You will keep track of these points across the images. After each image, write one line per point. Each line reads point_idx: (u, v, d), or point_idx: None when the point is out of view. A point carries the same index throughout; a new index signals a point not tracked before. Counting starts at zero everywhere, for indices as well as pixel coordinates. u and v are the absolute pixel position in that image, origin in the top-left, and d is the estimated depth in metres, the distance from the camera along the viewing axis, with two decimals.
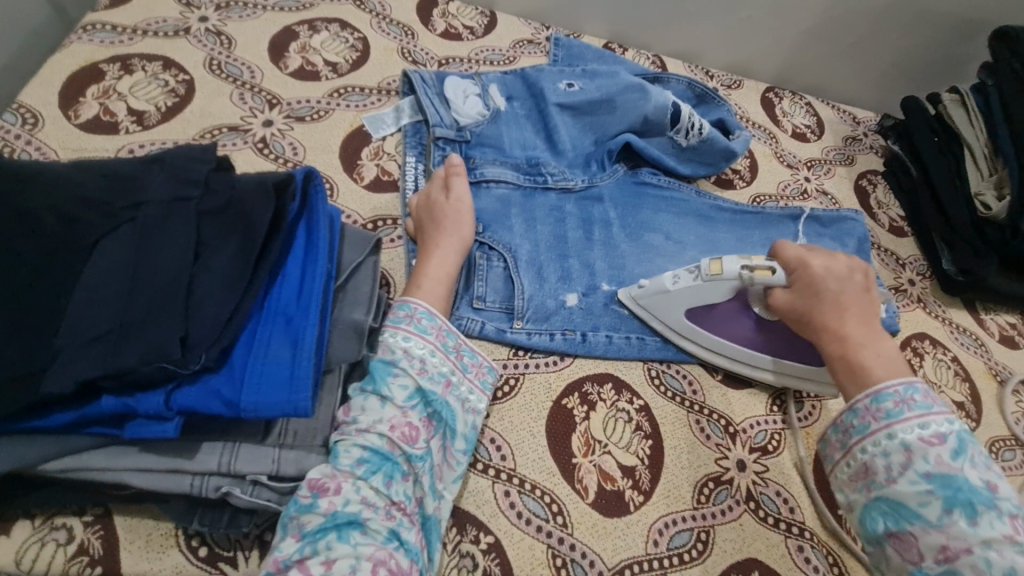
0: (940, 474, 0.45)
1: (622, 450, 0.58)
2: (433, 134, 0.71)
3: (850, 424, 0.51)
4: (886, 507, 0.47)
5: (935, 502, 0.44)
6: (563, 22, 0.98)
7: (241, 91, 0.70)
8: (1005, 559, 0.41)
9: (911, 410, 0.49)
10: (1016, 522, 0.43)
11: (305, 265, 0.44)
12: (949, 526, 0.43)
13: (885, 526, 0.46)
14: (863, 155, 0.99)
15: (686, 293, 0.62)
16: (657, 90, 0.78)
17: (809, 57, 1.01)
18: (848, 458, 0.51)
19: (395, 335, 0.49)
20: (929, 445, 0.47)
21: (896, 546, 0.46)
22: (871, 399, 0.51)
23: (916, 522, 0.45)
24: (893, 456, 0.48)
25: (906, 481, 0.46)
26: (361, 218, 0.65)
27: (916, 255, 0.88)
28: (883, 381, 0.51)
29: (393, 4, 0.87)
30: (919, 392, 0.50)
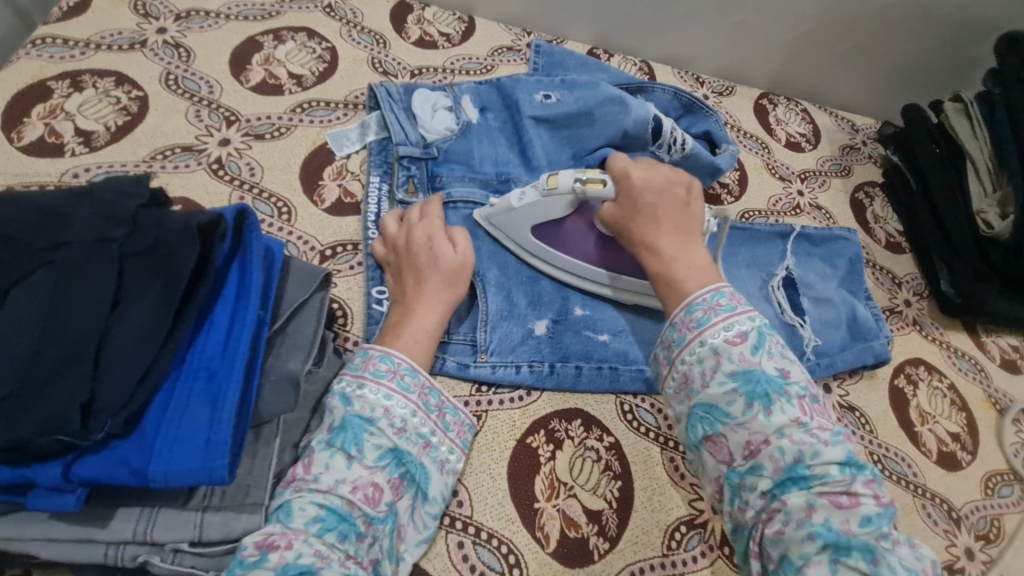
0: (741, 371, 0.47)
1: (588, 493, 0.55)
2: (398, 153, 0.67)
3: (671, 338, 0.52)
4: (704, 412, 0.48)
5: (740, 399, 0.46)
6: (546, 27, 0.93)
7: (197, 108, 0.67)
8: (795, 442, 0.44)
9: (717, 315, 0.50)
10: (803, 404, 0.46)
11: (234, 312, 0.41)
12: (751, 420, 0.46)
13: (703, 430, 0.48)
14: (860, 166, 0.95)
15: (530, 210, 0.62)
16: (639, 103, 0.74)
17: (806, 62, 0.96)
18: (672, 371, 0.51)
19: (377, 392, 0.46)
20: (733, 344, 0.49)
21: (711, 450, 0.48)
22: (684, 310, 0.52)
23: (727, 421, 0.47)
24: (704, 361, 0.49)
25: (716, 383, 0.48)
26: (320, 244, 0.62)
27: (914, 274, 0.84)
28: (695, 293, 0.53)
29: (366, 11, 0.83)
30: (724, 297, 0.52)
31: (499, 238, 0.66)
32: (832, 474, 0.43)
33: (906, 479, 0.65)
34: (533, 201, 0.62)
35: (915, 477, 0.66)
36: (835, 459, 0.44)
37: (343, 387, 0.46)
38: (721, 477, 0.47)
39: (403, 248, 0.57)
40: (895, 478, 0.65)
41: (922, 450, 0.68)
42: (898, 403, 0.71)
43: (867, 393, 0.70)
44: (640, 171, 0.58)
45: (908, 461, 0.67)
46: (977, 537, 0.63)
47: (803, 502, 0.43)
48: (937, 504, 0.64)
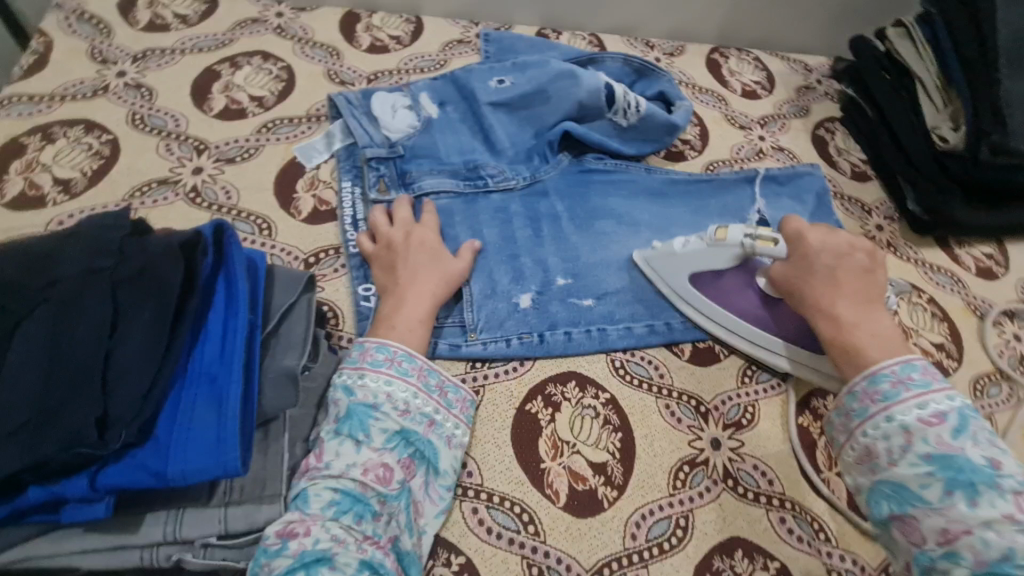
0: (939, 454, 0.45)
1: (592, 448, 0.57)
2: (365, 156, 0.70)
3: (850, 408, 0.51)
4: (889, 489, 0.46)
5: (935, 483, 0.44)
6: (493, 16, 0.95)
7: (167, 142, 0.69)
8: (1005, 539, 0.41)
9: (906, 390, 0.49)
10: (1018, 500, 0.42)
11: (226, 321, 0.44)
12: (948, 508, 0.43)
13: (888, 507, 0.46)
14: (818, 104, 0.97)
15: (690, 256, 0.65)
16: (589, 73, 0.76)
17: (749, 10, 0.98)
18: (851, 441, 0.50)
19: (376, 379, 0.48)
20: (929, 424, 0.47)
21: (901, 529, 0.45)
22: (868, 381, 0.51)
23: (919, 505, 0.44)
24: (893, 439, 0.47)
25: (906, 462, 0.46)
26: (303, 253, 0.64)
27: (883, 199, 0.86)
28: (882, 362, 0.51)
29: (315, 26, 0.86)
30: (916, 370, 0.50)
31: (654, 279, 0.68)
32: None
33: None
34: (698, 247, 0.65)
35: None
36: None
37: (346, 379, 0.48)
38: (910, 558, 0.45)
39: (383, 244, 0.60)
40: None
41: None
42: None
43: None
44: (819, 235, 0.58)
45: None
46: None
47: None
48: None
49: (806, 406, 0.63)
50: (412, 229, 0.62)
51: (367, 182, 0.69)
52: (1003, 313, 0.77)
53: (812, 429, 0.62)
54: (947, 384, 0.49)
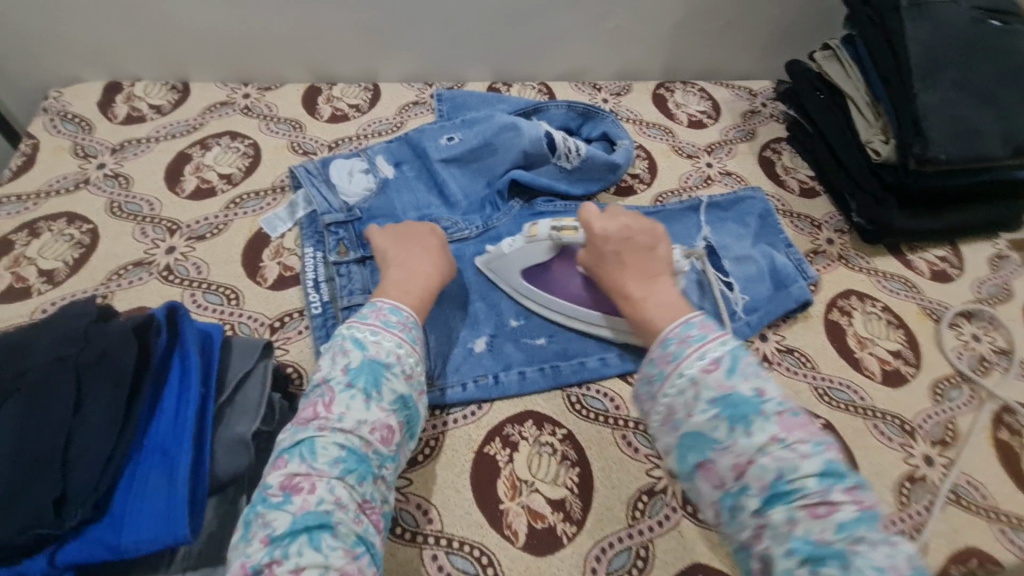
0: (720, 397, 0.48)
1: (550, 485, 0.59)
2: (324, 222, 0.74)
3: (650, 374, 0.53)
4: (691, 441, 0.48)
5: (723, 424, 0.47)
6: (446, 76, 1.02)
7: (142, 226, 0.75)
8: (775, 460, 0.44)
9: (690, 346, 0.52)
10: (782, 420, 0.46)
11: (180, 394, 0.47)
12: (733, 443, 0.46)
13: (693, 459, 0.48)
14: (763, 126, 1.01)
15: (516, 256, 0.69)
16: (531, 123, 0.82)
17: (689, 47, 1.04)
18: (656, 405, 0.51)
19: (389, 342, 0.54)
20: (708, 372, 0.50)
21: (704, 476, 0.47)
22: (660, 346, 0.54)
23: (714, 447, 0.47)
24: (685, 393, 0.49)
25: (698, 411, 0.48)
26: (268, 318, 0.68)
27: (832, 213, 0.89)
28: (667, 328, 0.55)
29: (280, 103, 0.92)
30: (695, 327, 0.54)
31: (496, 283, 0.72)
32: (810, 487, 0.43)
33: (854, 404, 0.69)
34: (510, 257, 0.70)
35: (863, 400, 0.69)
36: (813, 471, 0.44)
37: (360, 335, 0.54)
38: (716, 502, 0.46)
39: None
40: (843, 405, 0.68)
41: (866, 373, 0.71)
42: (835, 334, 0.75)
43: (804, 333, 0.74)
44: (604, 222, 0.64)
45: (855, 387, 0.70)
46: (934, 443, 0.66)
47: (785, 518, 0.43)
48: (888, 421, 0.68)
49: None
50: None
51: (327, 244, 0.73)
52: (959, 314, 0.78)
53: None
54: (720, 331, 0.52)
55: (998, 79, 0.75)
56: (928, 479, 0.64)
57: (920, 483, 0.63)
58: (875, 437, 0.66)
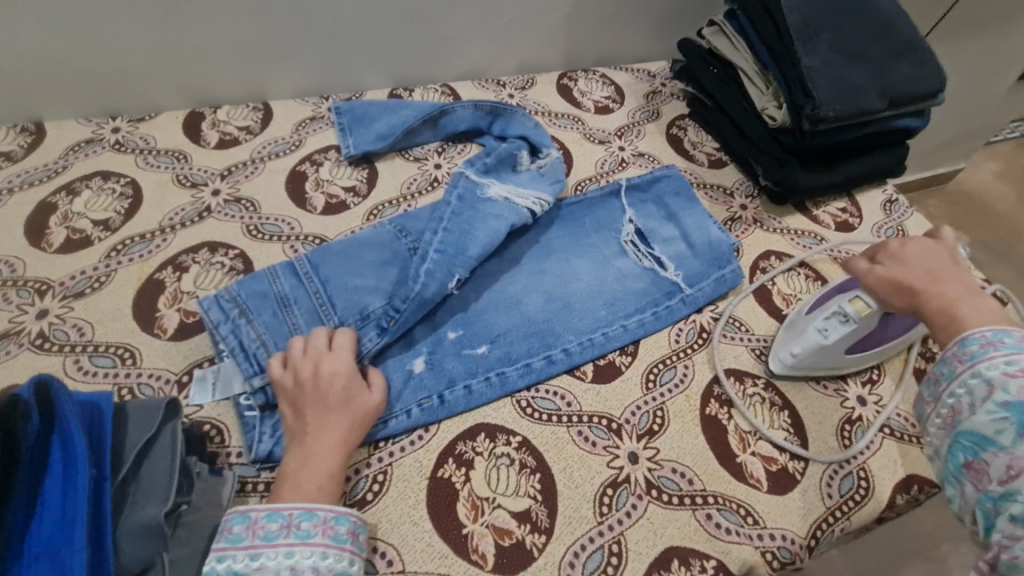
0: (1022, 402, 0.40)
1: (512, 497, 0.56)
2: (243, 304, 0.61)
3: (938, 373, 0.47)
4: (967, 441, 0.43)
5: (1011, 429, 0.40)
6: (343, 87, 0.96)
7: (4, 291, 0.65)
8: None
9: (998, 350, 0.44)
10: None
11: (65, 481, 0.40)
12: (1021, 451, 0.39)
13: (962, 457, 0.43)
14: (667, 104, 1.04)
15: (840, 341, 0.64)
16: (477, 173, 0.76)
17: (585, 35, 1.05)
18: (938, 405, 0.47)
19: (275, 555, 0.44)
20: (1016, 377, 0.42)
21: (973, 479, 0.42)
22: (958, 344, 0.46)
23: (993, 449, 0.41)
24: (974, 394, 0.43)
25: (983, 411, 0.42)
26: (173, 373, 0.61)
27: (741, 180, 0.93)
28: (973, 328, 0.47)
29: (157, 134, 0.84)
30: (1012, 335, 0.45)
31: (807, 374, 0.68)
32: None
33: None
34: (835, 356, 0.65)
35: None
36: None
37: (238, 565, 0.44)
38: (975, 504, 0.41)
39: (291, 388, 0.55)
40: None
41: None
42: (764, 295, 0.77)
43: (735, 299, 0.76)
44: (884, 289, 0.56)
45: None
46: (864, 383, 0.70)
47: None
48: None
49: (709, 396, 0.66)
50: (323, 361, 0.56)
51: (262, 321, 0.60)
52: None
53: (721, 415, 0.65)
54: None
55: (865, 36, 0.80)
56: (864, 418, 0.67)
57: (859, 423, 0.66)
58: (813, 388, 0.68)
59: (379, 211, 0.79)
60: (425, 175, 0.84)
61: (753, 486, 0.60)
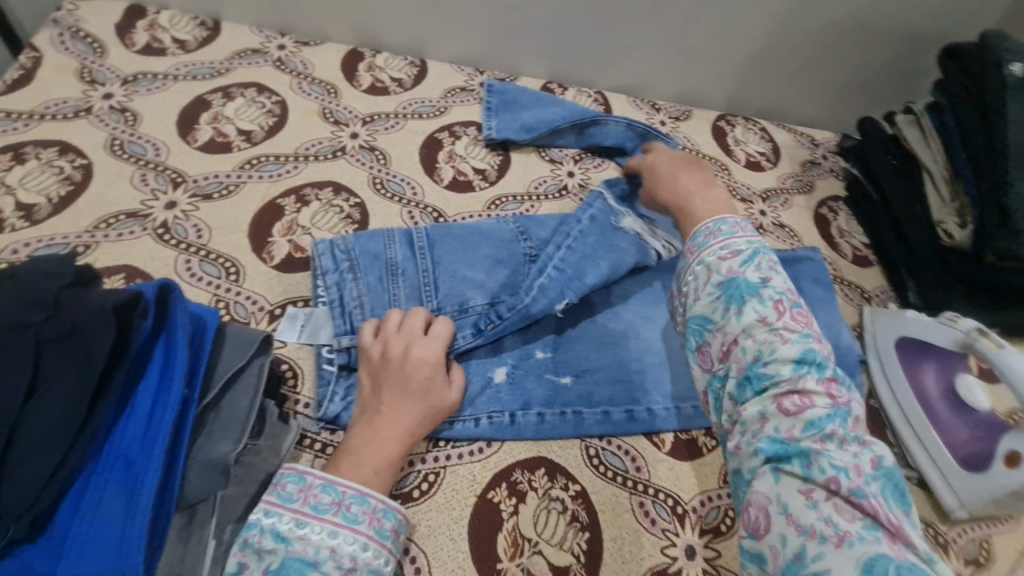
0: (727, 282, 0.50)
1: (555, 548, 0.53)
2: (353, 257, 0.60)
3: (682, 269, 0.56)
4: (696, 324, 0.51)
5: (721, 304, 0.50)
6: (499, 65, 0.94)
7: (143, 172, 0.67)
8: (756, 343, 0.46)
9: (716, 239, 0.54)
10: (778, 308, 0.48)
11: (157, 392, 0.39)
12: (726, 324, 0.49)
13: (695, 342, 0.51)
14: (823, 180, 0.95)
15: (918, 322, 0.68)
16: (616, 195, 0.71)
17: (759, 83, 0.97)
18: (682, 299, 0.54)
19: (320, 530, 0.43)
20: (725, 261, 0.52)
21: (700, 360, 0.51)
22: (692, 240, 0.56)
23: (710, 329, 0.50)
24: (698, 279, 0.52)
25: (705, 295, 0.51)
26: (269, 303, 0.61)
27: (884, 288, 0.83)
28: (706, 220, 0.57)
29: (316, 62, 0.84)
30: (727, 224, 0.55)
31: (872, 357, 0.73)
32: (785, 373, 0.44)
33: None
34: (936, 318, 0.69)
35: None
36: (788, 357, 0.45)
37: (282, 527, 0.42)
38: (707, 387, 0.50)
39: (375, 361, 0.53)
40: None
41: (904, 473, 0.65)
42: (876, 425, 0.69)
43: None
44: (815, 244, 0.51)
45: None
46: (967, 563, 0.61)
47: (757, 416, 0.45)
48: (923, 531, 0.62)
49: None
50: (414, 344, 0.54)
51: (365, 281, 0.59)
52: None
53: None
54: (749, 229, 0.53)
55: None
56: None
57: None
58: None
59: (502, 203, 0.77)
60: (556, 179, 0.81)
61: None
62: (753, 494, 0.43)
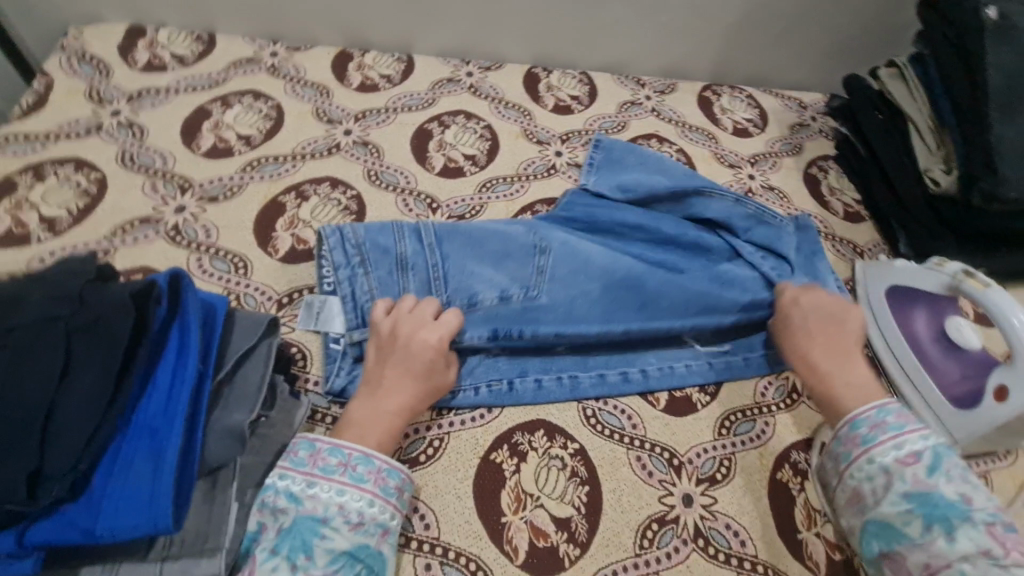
0: (916, 492, 0.47)
1: (556, 502, 0.56)
2: (365, 251, 0.62)
3: (854, 435, 0.52)
4: (876, 528, 0.48)
5: (918, 521, 0.46)
6: (484, 54, 0.96)
7: (153, 181, 0.72)
8: (910, 489, 0.47)
9: (886, 433, 0.50)
10: (961, 476, 0.47)
11: (175, 369, 0.44)
12: (930, 543, 0.45)
13: (878, 545, 0.48)
14: (812, 141, 0.95)
15: (906, 269, 0.69)
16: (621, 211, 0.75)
17: (742, 50, 0.98)
18: (841, 483, 0.52)
19: (328, 489, 0.46)
20: (906, 464, 0.48)
21: (891, 566, 0.47)
22: (849, 426, 0.52)
23: (904, 542, 0.46)
24: (875, 480, 0.49)
25: (890, 500, 0.48)
26: (276, 293, 0.65)
27: (877, 241, 0.84)
28: (859, 408, 0.53)
29: (308, 65, 0.88)
30: (891, 413, 0.52)
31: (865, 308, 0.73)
32: (916, 538, 0.45)
33: None
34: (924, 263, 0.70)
35: None
36: (978, 519, 0.45)
37: (293, 488, 0.46)
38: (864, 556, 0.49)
39: (383, 338, 0.57)
40: None
41: None
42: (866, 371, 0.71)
43: None
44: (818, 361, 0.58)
45: None
46: None
47: (879, 554, 0.48)
48: None
49: (784, 461, 0.61)
50: (420, 328, 0.57)
51: (376, 275, 0.62)
52: None
53: (792, 484, 0.60)
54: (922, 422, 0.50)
55: None
56: None
57: None
58: None
59: (492, 185, 0.80)
60: (544, 159, 0.84)
61: (810, 568, 0.55)
62: (901, 563, 0.46)
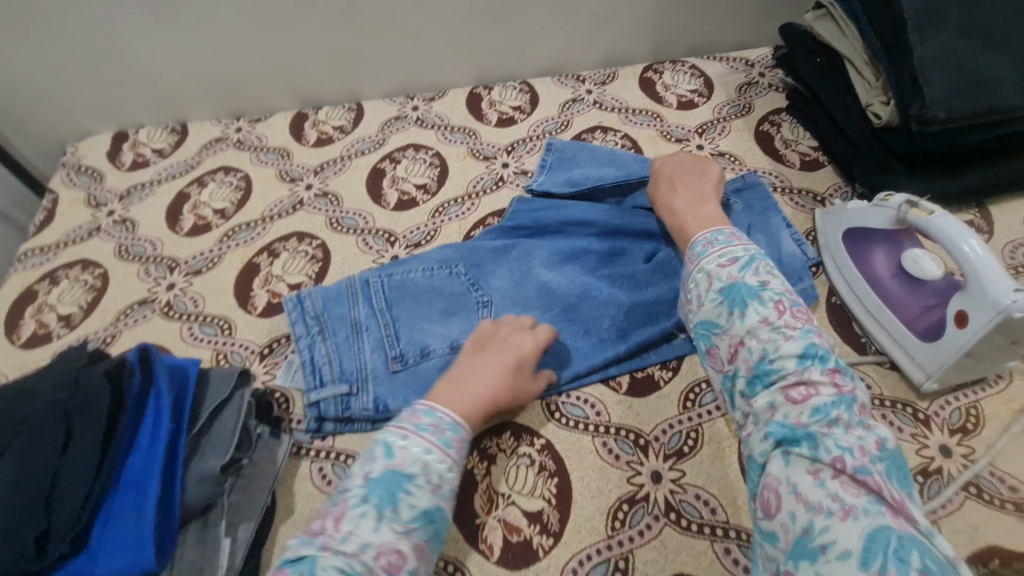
0: (728, 288, 0.53)
1: (527, 497, 0.59)
2: (323, 318, 0.68)
3: (686, 267, 0.58)
4: (703, 327, 0.54)
5: (725, 309, 0.52)
6: (427, 85, 1.01)
7: (146, 266, 0.81)
8: (761, 342, 0.49)
9: (714, 248, 0.57)
10: (780, 307, 0.51)
11: (153, 431, 0.51)
12: (732, 326, 0.51)
13: (704, 344, 0.54)
14: (762, 97, 0.94)
15: (859, 211, 0.67)
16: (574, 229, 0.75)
17: (675, 23, 0.98)
18: (687, 302, 0.57)
19: (418, 445, 0.51)
20: (724, 267, 0.54)
21: (713, 361, 0.54)
22: (690, 250, 0.59)
23: (719, 331, 0.53)
24: (700, 286, 0.55)
25: (708, 300, 0.54)
26: (258, 345, 0.72)
27: (839, 185, 0.82)
28: (700, 235, 0.60)
29: (269, 133, 0.96)
30: (723, 235, 0.58)
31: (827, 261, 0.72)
32: (790, 368, 0.47)
33: None
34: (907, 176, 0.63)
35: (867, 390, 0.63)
36: (795, 354, 0.48)
37: (393, 440, 0.51)
38: (720, 384, 0.53)
39: None
40: None
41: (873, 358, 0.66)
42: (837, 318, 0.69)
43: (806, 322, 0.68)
44: None
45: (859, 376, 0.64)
46: (952, 432, 0.60)
47: (767, 408, 0.47)
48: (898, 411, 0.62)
49: None
50: None
51: (334, 339, 0.66)
52: None
53: None
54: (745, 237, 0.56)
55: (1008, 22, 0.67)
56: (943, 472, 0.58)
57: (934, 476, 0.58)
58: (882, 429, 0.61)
59: (444, 208, 0.84)
60: (492, 174, 0.88)
61: None
62: (768, 477, 0.45)
